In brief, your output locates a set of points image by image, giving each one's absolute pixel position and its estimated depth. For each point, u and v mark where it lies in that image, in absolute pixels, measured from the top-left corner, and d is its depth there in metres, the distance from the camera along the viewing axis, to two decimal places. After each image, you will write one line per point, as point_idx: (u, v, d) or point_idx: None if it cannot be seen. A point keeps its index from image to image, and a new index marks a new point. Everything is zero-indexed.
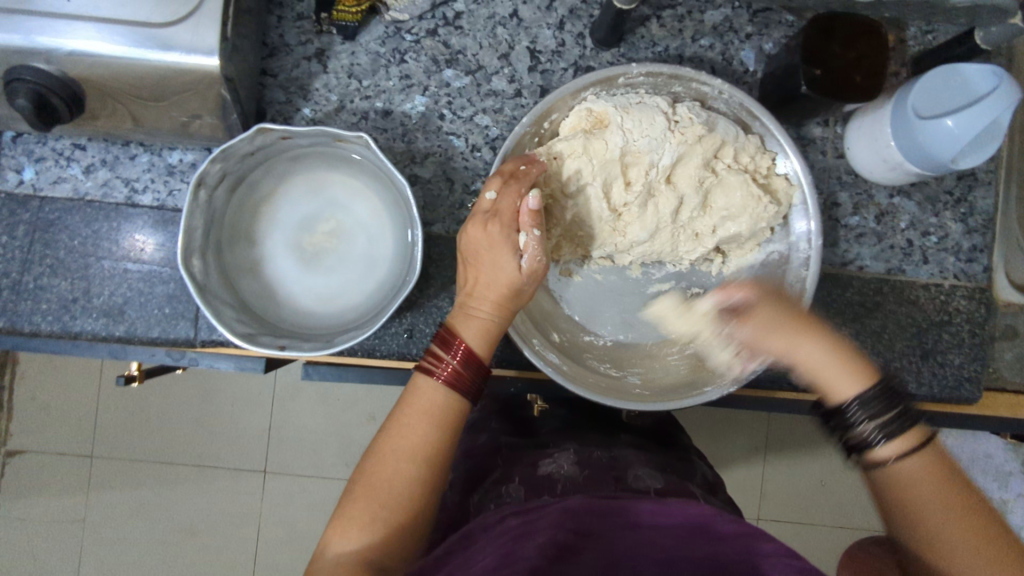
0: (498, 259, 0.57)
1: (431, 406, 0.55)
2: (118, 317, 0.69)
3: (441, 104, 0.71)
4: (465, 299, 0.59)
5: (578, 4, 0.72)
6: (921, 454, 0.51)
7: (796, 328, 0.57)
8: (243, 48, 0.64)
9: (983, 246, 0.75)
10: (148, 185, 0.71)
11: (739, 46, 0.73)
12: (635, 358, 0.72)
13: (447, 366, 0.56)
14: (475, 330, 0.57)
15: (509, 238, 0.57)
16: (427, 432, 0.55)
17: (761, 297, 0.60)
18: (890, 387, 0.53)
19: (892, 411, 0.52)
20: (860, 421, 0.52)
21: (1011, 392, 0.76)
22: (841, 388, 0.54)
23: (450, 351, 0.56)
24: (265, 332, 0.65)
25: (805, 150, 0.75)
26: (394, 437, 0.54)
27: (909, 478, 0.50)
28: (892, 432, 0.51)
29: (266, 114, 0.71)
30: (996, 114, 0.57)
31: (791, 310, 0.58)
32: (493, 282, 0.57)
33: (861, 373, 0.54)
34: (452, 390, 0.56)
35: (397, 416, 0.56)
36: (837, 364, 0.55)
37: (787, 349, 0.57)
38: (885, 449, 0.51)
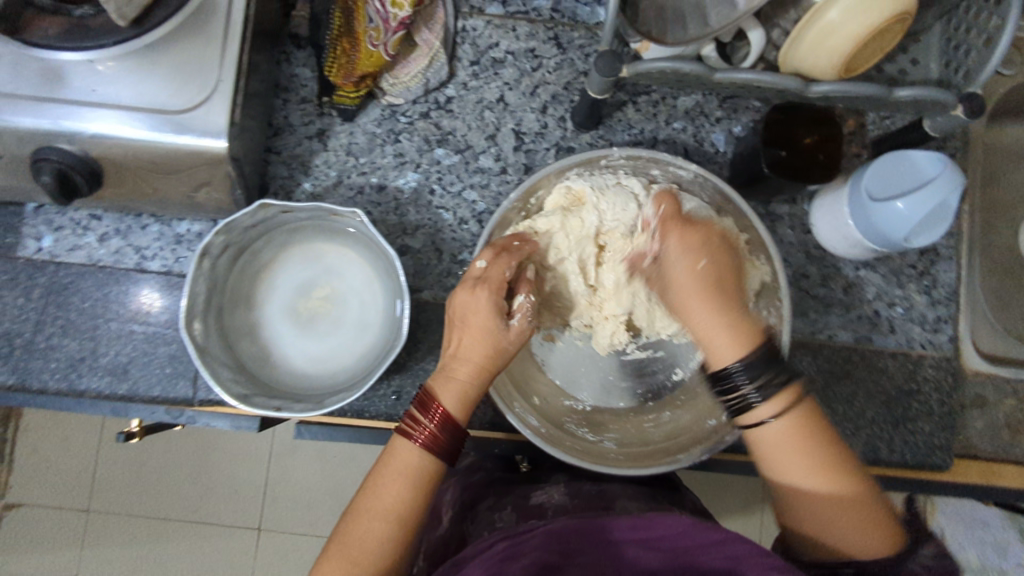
0: (487, 322, 0.60)
1: (406, 472, 0.57)
2: (122, 376, 0.73)
3: (432, 180, 0.77)
4: (450, 363, 0.61)
5: (559, 90, 0.79)
6: (791, 413, 0.54)
7: (706, 287, 0.59)
8: (249, 128, 0.71)
9: (948, 318, 0.78)
10: (157, 253, 0.76)
11: (709, 129, 0.79)
12: (610, 423, 0.74)
13: (425, 430, 0.58)
14: (454, 394, 0.59)
15: (496, 300, 0.61)
16: (404, 496, 0.56)
17: (696, 245, 0.61)
18: (771, 354, 0.56)
19: (769, 376, 0.55)
20: (741, 385, 0.56)
21: (983, 459, 0.78)
22: (723, 351, 0.58)
23: (428, 415, 0.58)
24: (259, 392, 0.68)
25: (774, 225, 0.79)
26: (372, 498, 0.56)
27: (788, 443, 0.54)
28: (771, 395, 0.55)
29: (269, 188, 0.76)
30: (942, 196, 0.62)
31: (704, 269, 0.60)
32: (481, 344, 0.60)
33: (746, 338, 0.57)
34: (429, 453, 0.58)
35: (375, 477, 0.58)
36: (716, 326, 0.58)
37: (677, 299, 0.61)
38: (763, 410, 0.55)
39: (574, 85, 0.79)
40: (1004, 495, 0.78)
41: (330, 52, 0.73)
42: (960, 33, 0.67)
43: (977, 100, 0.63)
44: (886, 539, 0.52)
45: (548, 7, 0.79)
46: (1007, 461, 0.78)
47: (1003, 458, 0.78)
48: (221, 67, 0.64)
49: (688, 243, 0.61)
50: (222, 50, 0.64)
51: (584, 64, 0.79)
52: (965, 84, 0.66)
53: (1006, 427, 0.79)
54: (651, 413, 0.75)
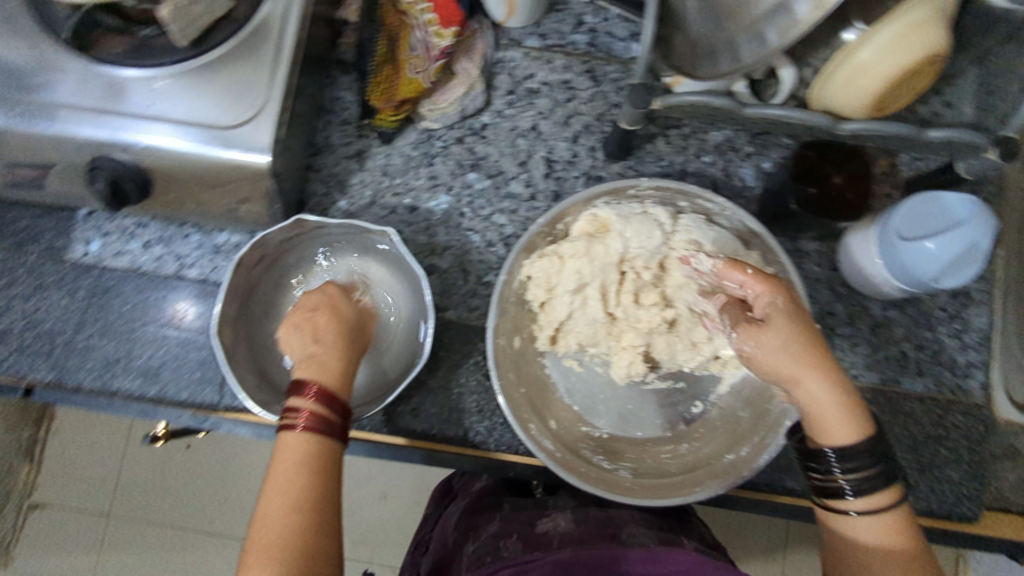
0: (340, 312, 0.69)
1: (304, 458, 0.56)
2: (153, 378, 0.75)
3: (463, 203, 0.79)
4: (315, 350, 0.64)
5: (592, 121, 0.80)
6: (883, 513, 0.54)
7: (815, 368, 0.55)
8: (292, 145, 0.74)
9: (980, 363, 0.77)
10: (196, 261, 0.78)
11: (739, 164, 0.80)
12: (628, 451, 0.73)
13: (304, 412, 0.58)
14: (328, 371, 0.62)
15: (339, 314, 0.69)
16: (304, 477, 0.55)
17: (809, 336, 0.56)
18: (877, 446, 0.55)
19: (873, 469, 0.54)
20: (838, 470, 0.55)
21: (1015, 513, 0.76)
22: (835, 433, 0.55)
23: (302, 398, 0.59)
24: (280, 401, 0.70)
25: (801, 262, 0.79)
26: (273, 496, 0.54)
27: (881, 528, 0.54)
28: (869, 491, 0.54)
29: (306, 204, 0.79)
30: (972, 238, 0.62)
31: (814, 347, 0.56)
32: (342, 334, 0.67)
33: (855, 424, 0.55)
34: (317, 432, 0.58)
35: (275, 478, 0.55)
36: (834, 411, 0.55)
37: (788, 372, 0.57)
38: (853, 502, 0.55)
39: (607, 116, 0.81)
40: None
41: (373, 78, 0.76)
42: (996, 76, 0.67)
43: (1009, 142, 0.62)
44: None
45: (585, 41, 0.82)
46: None
47: None
48: (270, 87, 0.67)
49: (797, 320, 0.57)
50: (272, 72, 0.68)
51: (618, 97, 0.81)
52: (1000, 128, 0.66)
53: None
54: (669, 444, 0.74)
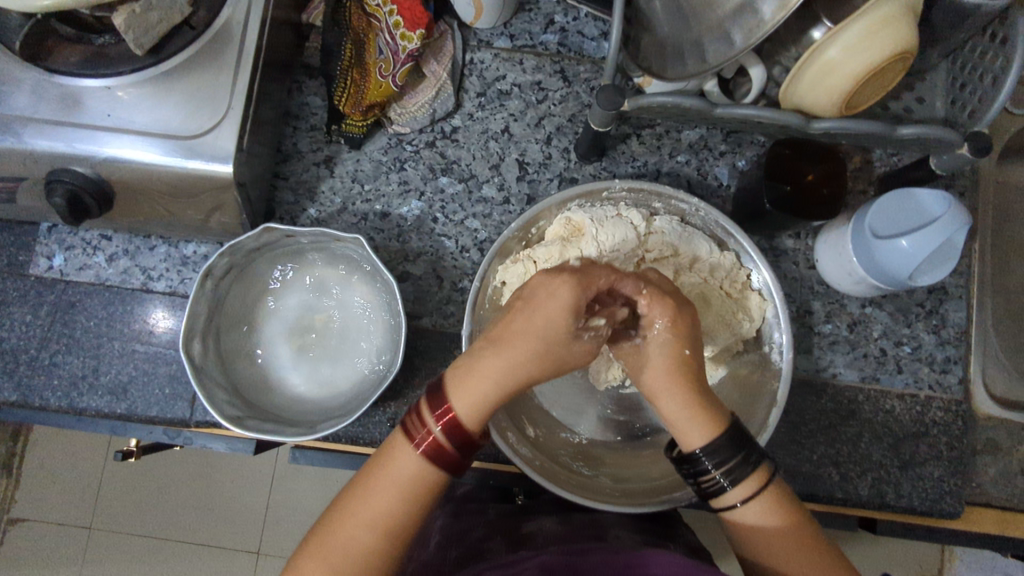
0: (557, 301, 0.52)
1: (404, 484, 0.49)
2: (122, 396, 0.73)
3: (435, 209, 0.77)
4: (507, 351, 0.51)
5: (564, 122, 0.79)
6: (762, 496, 0.50)
7: (672, 376, 0.52)
8: (258, 152, 0.72)
9: (958, 358, 0.77)
10: (163, 274, 0.76)
11: (713, 163, 0.79)
12: (607, 458, 0.72)
13: (428, 434, 0.50)
14: (474, 391, 0.51)
15: (568, 313, 0.52)
16: (393, 504, 0.49)
17: (678, 333, 0.53)
18: (737, 434, 0.50)
19: (736, 459, 0.50)
20: (711, 469, 0.50)
21: (995, 507, 0.76)
22: (692, 435, 0.51)
23: (435, 417, 0.50)
24: (253, 416, 0.67)
25: (778, 261, 0.78)
26: (358, 502, 0.49)
27: (760, 514, 0.50)
28: (738, 480, 0.50)
29: (275, 213, 0.77)
30: (946, 234, 0.61)
31: (686, 360, 0.53)
32: (522, 345, 0.51)
33: (710, 418, 0.51)
34: (431, 462, 0.50)
35: (361, 487, 0.49)
36: (687, 414, 0.51)
37: (652, 387, 0.54)
38: (731, 494, 0.50)
39: (579, 117, 0.80)
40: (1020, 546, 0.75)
41: (340, 83, 0.75)
42: (966, 71, 0.67)
43: (983, 137, 0.62)
44: None
45: (555, 41, 0.81)
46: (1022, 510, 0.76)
47: (1017, 507, 0.76)
48: (232, 95, 0.66)
49: (680, 330, 0.53)
50: (234, 79, 0.66)
51: (590, 97, 0.80)
52: (972, 122, 0.66)
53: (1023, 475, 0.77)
54: (648, 449, 0.72)
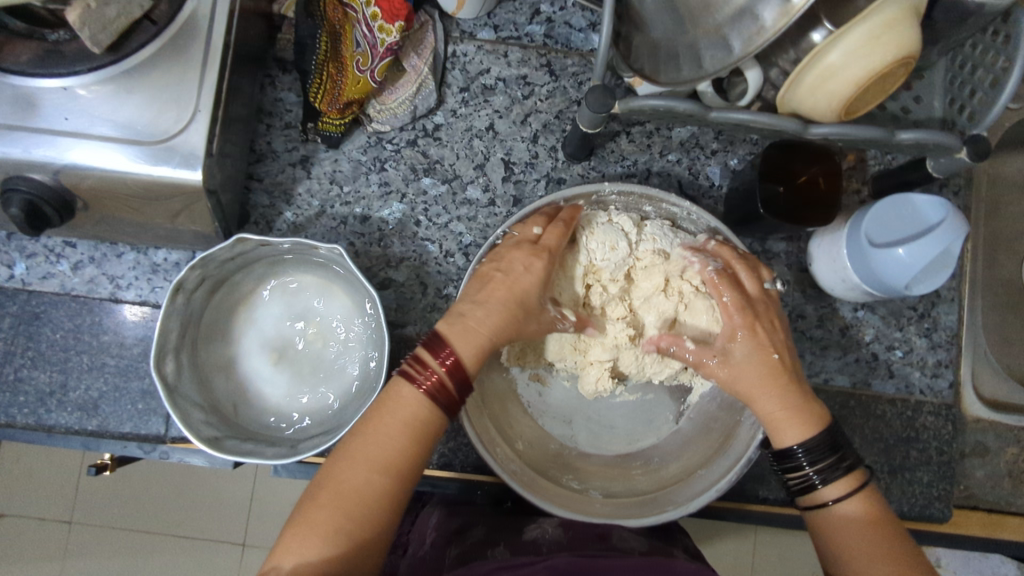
0: (530, 266, 0.60)
1: (409, 422, 0.53)
2: (92, 411, 0.70)
3: (418, 211, 0.74)
4: (466, 318, 0.57)
5: (551, 119, 0.76)
6: (855, 493, 0.56)
7: (771, 380, 0.60)
8: (230, 154, 0.69)
9: (948, 362, 0.76)
10: (133, 282, 0.73)
11: (705, 162, 0.77)
12: (598, 470, 0.71)
13: (432, 375, 0.54)
14: (467, 342, 0.56)
15: (538, 284, 0.60)
16: (400, 443, 0.52)
17: (766, 342, 0.61)
18: (833, 436, 0.58)
19: (831, 458, 0.57)
20: (804, 466, 0.58)
21: (982, 509, 0.76)
22: (789, 432, 0.59)
23: (438, 359, 0.54)
24: (233, 435, 0.65)
25: (770, 264, 0.76)
26: (364, 444, 0.52)
27: (859, 511, 0.56)
28: (835, 478, 0.57)
29: (249, 217, 0.73)
30: (945, 243, 0.60)
31: (775, 362, 0.61)
32: (505, 310, 0.58)
33: (812, 423, 0.59)
34: (433, 402, 0.54)
35: (369, 427, 0.53)
36: (785, 417, 0.59)
37: (749, 390, 0.61)
38: (827, 491, 0.57)
39: (567, 114, 0.76)
40: (1005, 547, 0.75)
41: (316, 78, 0.70)
42: (966, 71, 0.65)
43: (981, 141, 0.60)
44: None
45: (541, 33, 0.77)
46: (1008, 511, 0.76)
47: (1004, 508, 0.76)
48: (200, 98, 0.62)
49: (761, 339, 0.62)
50: (201, 80, 0.62)
51: (578, 92, 0.76)
52: (970, 125, 0.64)
53: (1010, 477, 0.77)
54: (637, 461, 0.72)
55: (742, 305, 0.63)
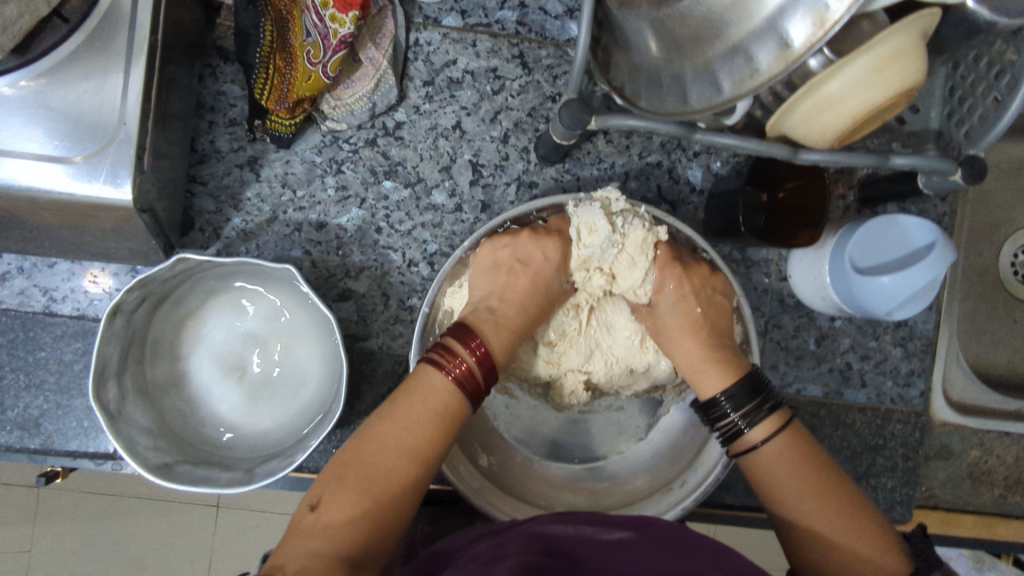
0: (544, 252, 0.62)
1: (436, 408, 0.52)
2: (34, 431, 0.66)
3: (378, 217, 0.69)
4: (495, 305, 0.60)
5: (523, 117, 0.70)
6: (783, 432, 0.55)
7: (687, 329, 0.62)
8: (169, 155, 0.62)
9: (921, 370, 0.76)
10: (68, 294, 0.67)
11: (686, 164, 0.72)
12: (564, 483, 0.70)
13: (462, 364, 0.54)
14: (490, 330, 0.58)
15: (557, 270, 0.63)
16: (427, 432, 0.51)
17: (688, 293, 0.63)
18: (754, 380, 0.58)
19: (755, 400, 0.57)
20: (728, 412, 0.57)
21: (941, 509, 0.78)
22: (711, 382, 0.59)
23: (467, 348, 0.55)
24: (185, 460, 0.62)
25: (749, 272, 0.74)
26: (380, 429, 0.51)
27: (785, 450, 0.55)
28: (761, 419, 0.56)
29: (194, 224, 0.67)
30: (932, 274, 0.57)
31: (697, 316, 0.62)
32: (530, 298, 0.62)
33: (730, 368, 0.59)
34: (460, 390, 0.53)
35: (396, 413, 0.51)
36: (706, 366, 0.60)
37: (665, 342, 0.63)
38: (753, 434, 0.56)
39: (540, 112, 0.70)
40: (960, 544, 0.78)
41: (260, 73, 0.62)
42: (967, 84, 0.60)
43: (977, 165, 0.57)
44: (890, 557, 0.49)
45: (513, 19, 0.70)
46: (965, 510, 0.78)
47: (961, 507, 0.78)
48: (124, 106, 0.54)
49: (684, 290, 0.63)
50: (124, 85, 0.54)
51: (552, 87, 0.70)
52: (967, 145, 0.60)
53: (969, 478, 0.78)
54: (605, 475, 0.71)
55: (670, 261, 0.63)
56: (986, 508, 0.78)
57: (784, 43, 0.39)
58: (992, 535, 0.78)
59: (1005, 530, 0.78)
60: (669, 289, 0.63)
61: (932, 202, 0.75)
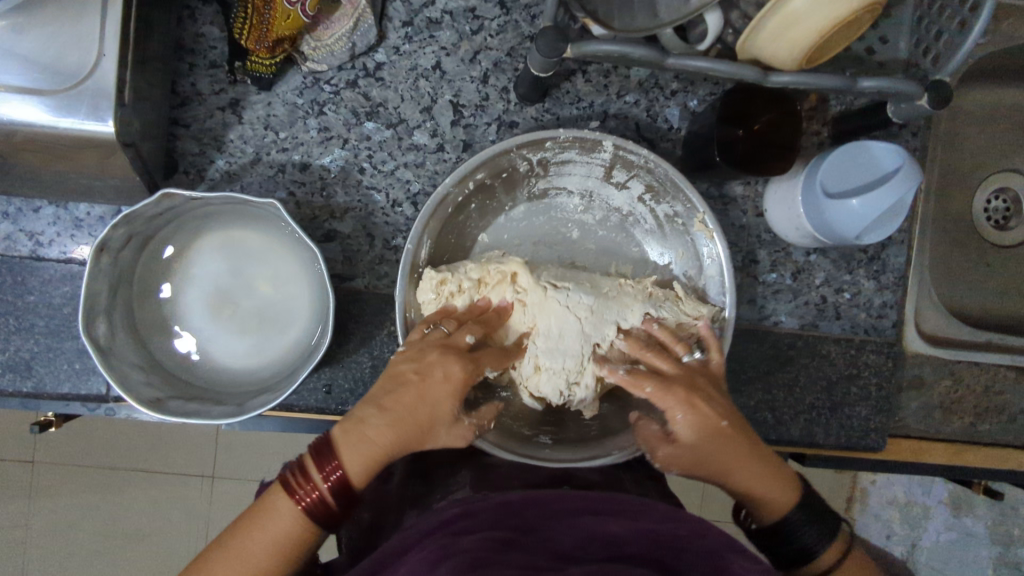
0: (445, 367, 0.55)
1: (280, 545, 0.49)
2: (25, 373, 0.67)
3: (361, 157, 0.70)
4: (385, 400, 0.53)
5: (502, 58, 0.71)
6: (851, 552, 0.54)
7: (733, 445, 0.56)
8: (150, 94, 0.63)
9: (893, 303, 0.78)
10: (55, 238, 0.68)
11: (664, 103, 0.73)
12: (548, 418, 0.72)
13: (313, 490, 0.49)
14: (370, 447, 0.51)
15: (453, 397, 0.55)
16: (265, 560, 0.48)
17: (719, 405, 0.57)
18: (809, 500, 0.56)
19: (820, 514, 0.56)
20: (801, 532, 0.55)
21: (915, 438, 0.80)
22: (778, 497, 0.56)
23: (322, 470, 0.50)
24: (177, 395, 0.63)
25: (726, 209, 0.75)
26: (232, 553, 0.48)
27: (855, 575, 0.53)
28: (830, 540, 0.54)
29: (178, 166, 0.68)
30: (898, 196, 0.59)
31: (728, 431, 0.56)
32: (412, 420, 0.53)
33: (784, 483, 0.56)
34: (309, 518, 0.49)
35: (235, 541, 0.48)
36: (768, 480, 0.56)
37: (724, 468, 0.55)
38: (823, 559, 0.54)
39: (519, 52, 0.71)
40: (932, 471, 0.80)
41: (239, 11, 0.63)
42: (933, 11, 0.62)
43: (942, 89, 0.58)
44: None
45: None
46: (937, 439, 0.81)
47: (934, 436, 0.81)
48: (101, 40, 0.55)
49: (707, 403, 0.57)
50: (101, 19, 0.55)
51: (530, 27, 0.71)
52: (934, 70, 0.61)
53: (942, 408, 0.80)
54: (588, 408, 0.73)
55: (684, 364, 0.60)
56: (957, 436, 0.81)
57: None
58: (962, 461, 0.80)
59: (975, 456, 0.81)
60: (681, 394, 0.57)
61: (903, 137, 0.77)
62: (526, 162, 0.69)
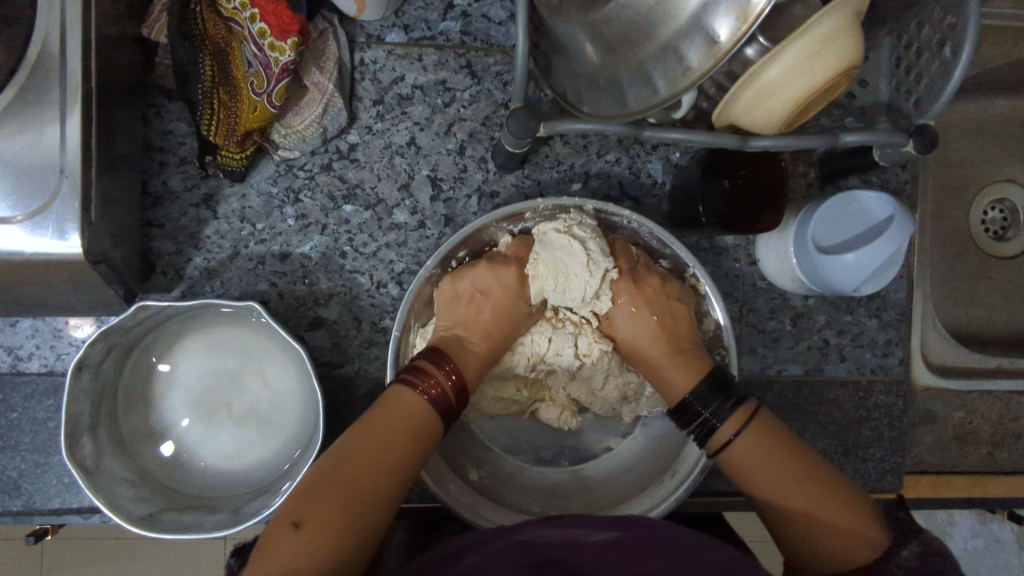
0: (504, 282, 0.62)
1: (415, 428, 0.53)
2: (13, 493, 0.65)
3: (341, 242, 0.68)
4: (461, 332, 0.61)
5: (478, 127, 0.70)
6: (751, 423, 0.56)
7: (659, 342, 0.62)
8: (121, 198, 0.62)
9: (898, 340, 0.76)
10: (34, 351, 0.66)
11: (646, 159, 0.72)
12: (554, 491, 0.69)
13: (434, 381, 0.55)
14: (466, 358, 0.59)
15: (515, 295, 0.62)
16: (400, 450, 0.51)
17: (647, 300, 0.63)
18: (718, 378, 0.58)
19: (720, 399, 0.57)
20: (701, 414, 0.57)
21: (932, 473, 0.78)
22: (675, 387, 0.60)
23: (440, 369, 0.55)
24: (169, 507, 0.61)
25: (719, 260, 0.74)
26: (360, 443, 0.51)
27: (756, 442, 0.55)
28: (727, 416, 0.56)
29: (155, 267, 0.67)
30: (892, 250, 0.58)
31: (657, 326, 0.62)
32: (500, 330, 0.62)
33: (698, 370, 0.59)
34: (433, 407, 0.54)
35: (367, 429, 0.52)
36: (674, 368, 0.60)
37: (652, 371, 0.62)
38: (723, 430, 0.56)
39: (493, 120, 0.70)
40: (955, 506, 0.77)
41: (205, 110, 0.61)
42: (912, 55, 0.60)
43: (925, 134, 0.56)
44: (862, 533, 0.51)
45: (457, 30, 0.69)
46: (955, 472, 0.78)
47: (951, 469, 0.78)
48: (63, 157, 0.53)
49: (642, 298, 0.63)
50: (61, 139, 0.53)
51: (503, 94, 0.70)
52: (917, 114, 0.60)
53: (957, 440, 0.78)
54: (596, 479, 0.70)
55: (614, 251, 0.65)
56: (975, 467, 0.78)
57: (710, 39, 0.40)
58: (985, 493, 0.78)
59: (996, 487, 0.78)
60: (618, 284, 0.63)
61: (892, 172, 0.75)
62: (507, 233, 0.67)
